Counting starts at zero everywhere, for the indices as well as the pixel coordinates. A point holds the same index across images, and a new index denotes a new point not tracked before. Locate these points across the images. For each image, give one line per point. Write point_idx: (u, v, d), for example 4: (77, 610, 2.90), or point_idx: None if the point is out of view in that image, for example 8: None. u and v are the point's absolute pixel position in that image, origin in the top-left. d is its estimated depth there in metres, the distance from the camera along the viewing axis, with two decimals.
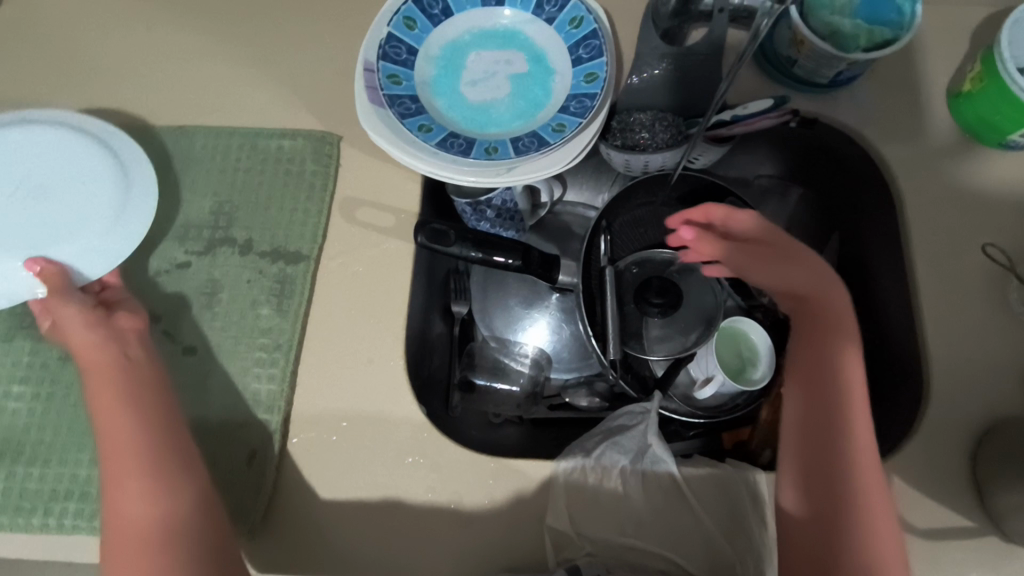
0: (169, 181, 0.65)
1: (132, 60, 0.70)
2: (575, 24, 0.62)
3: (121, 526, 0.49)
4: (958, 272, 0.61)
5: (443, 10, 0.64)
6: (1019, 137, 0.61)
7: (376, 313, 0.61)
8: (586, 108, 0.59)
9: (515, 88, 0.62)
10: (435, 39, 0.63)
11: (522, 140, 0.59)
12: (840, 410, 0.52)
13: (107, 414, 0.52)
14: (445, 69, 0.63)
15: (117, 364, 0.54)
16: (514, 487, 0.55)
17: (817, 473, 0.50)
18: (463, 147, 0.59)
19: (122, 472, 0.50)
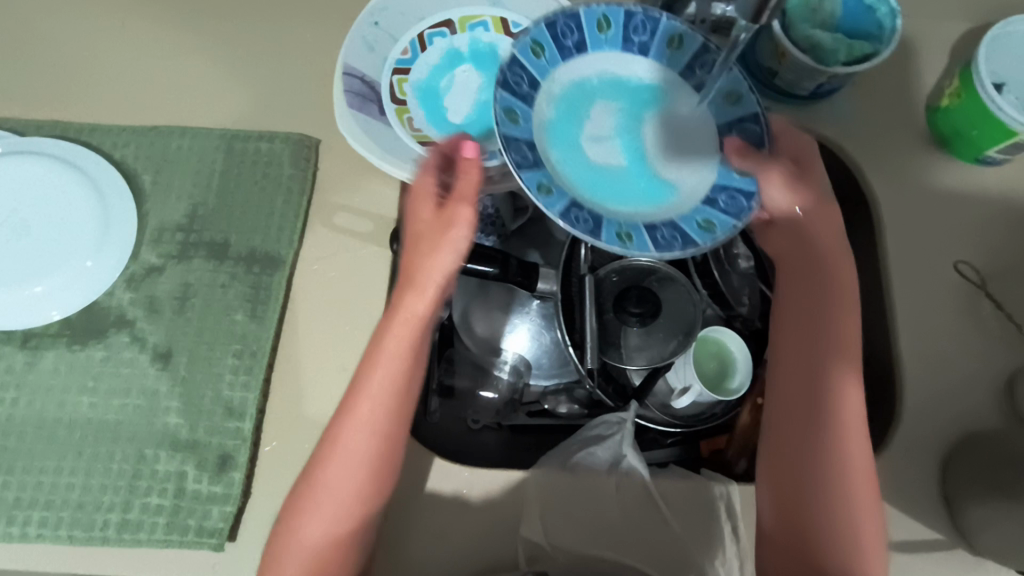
0: (144, 182, 0.64)
1: (109, 58, 0.69)
2: (731, 100, 0.54)
3: (333, 475, 0.50)
4: (932, 285, 0.61)
5: (574, 44, 0.54)
6: (994, 151, 0.61)
7: (352, 319, 0.60)
8: (740, 209, 0.51)
9: (642, 154, 0.52)
10: (554, 74, 0.53)
11: (658, 231, 0.49)
12: (819, 382, 0.53)
13: (373, 376, 0.50)
14: (565, 108, 0.52)
15: (410, 323, 0.49)
16: (486, 501, 0.55)
17: (794, 420, 0.54)
18: (588, 222, 0.48)
19: (358, 433, 0.50)
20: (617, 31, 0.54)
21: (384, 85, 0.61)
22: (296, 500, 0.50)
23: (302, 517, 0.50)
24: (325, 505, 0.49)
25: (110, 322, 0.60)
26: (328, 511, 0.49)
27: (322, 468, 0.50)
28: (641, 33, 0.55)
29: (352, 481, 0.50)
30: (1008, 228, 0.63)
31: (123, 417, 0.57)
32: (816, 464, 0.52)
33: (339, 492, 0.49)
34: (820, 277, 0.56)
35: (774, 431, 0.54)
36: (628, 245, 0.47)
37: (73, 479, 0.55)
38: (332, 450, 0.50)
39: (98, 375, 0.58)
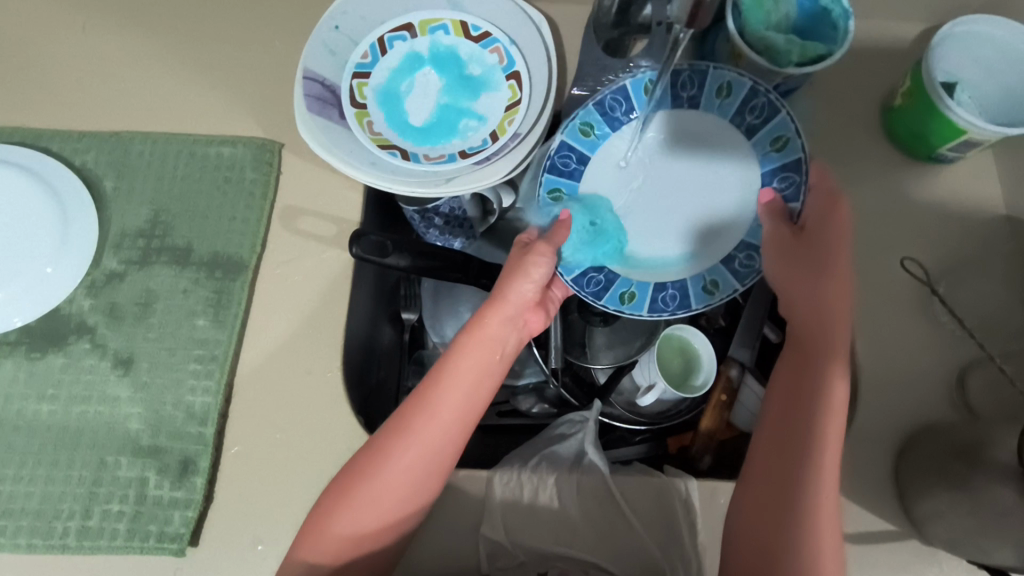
0: (105, 188, 0.64)
1: (69, 63, 0.68)
2: (778, 145, 0.61)
3: (379, 481, 0.51)
4: (887, 281, 0.63)
5: (625, 112, 0.64)
6: (947, 149, 0.62)
7: (315, 323, 0.60)
8: (752, 269, 0.61)
9: (674, 212, 0.64)
10: (612, 140, 0.65)
11: (665, 293, 0.63)
12: (808, 398, 0.51)
13: (448, 391, 0.53)
14: (618, 174, 0.65)
15: (490, 342, 0.55)
16: (450, 502, 0.56)
17: (777, 480, 0.50)
18: (603, 285, 0.63)
19: (417, 442, 0.51)
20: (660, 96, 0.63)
21: (344, 88, 0.61)
22: (339, 487, 0.51)
23: (335, 516, 0.50)
24: (366, 507, 0.51)
25: (70, 329, 0.59)
26: (367, 512, 0.51)
27: (370, 470, 0.51)
28: (688, 88, 0.62)
29: (409, 469, 0.51)
30: (963, 225, 0.64)
31: (84, 424, 0.57)
32: (791, 483, 0.49)
33: (384, 498, 0.51)
34: (822, 338, 0.53)
35: (752, 488, 0.51)
36: (628, 305, 0.63)
37: (32, 487, 0.55)
38: (381, 454, 0.51)
39: (58, 382, 0.58)
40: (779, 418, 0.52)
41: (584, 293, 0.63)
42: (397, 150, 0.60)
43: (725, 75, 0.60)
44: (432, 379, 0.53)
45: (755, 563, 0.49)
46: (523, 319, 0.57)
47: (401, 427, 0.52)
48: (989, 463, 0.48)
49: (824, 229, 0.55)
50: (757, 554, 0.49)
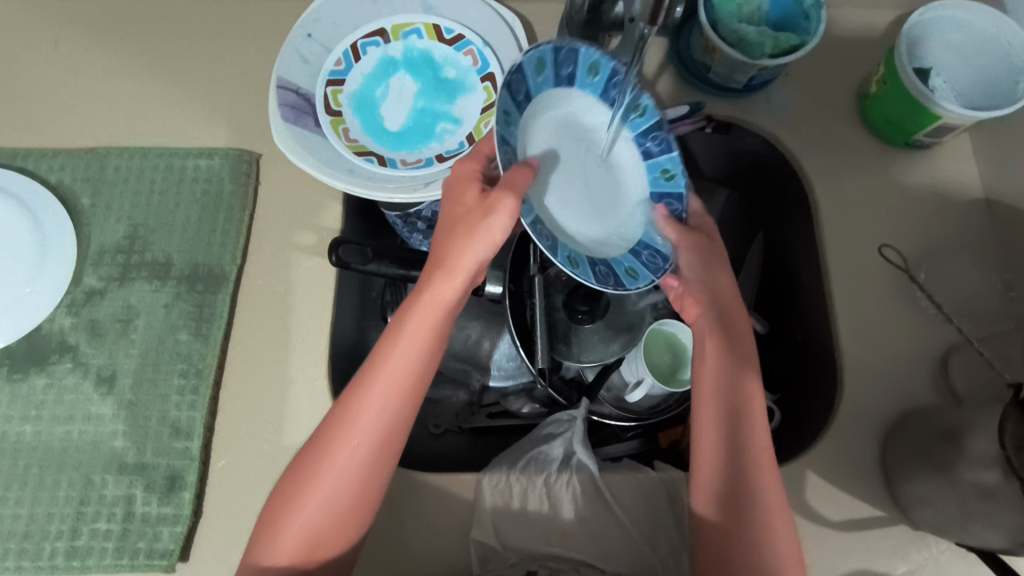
0: (82, 205, 0.64)
1: (42, 81, 0.68)
2: (666, 176, 0.57)
3: (326, 479, 0.48)
4: (868, 268, 0.63)
5: (568, 75, 0.55)
6: (922, 135, 0.63)
7: (298, 333, 0.60)
8: (659, 268, 0.57)
9: (584, 200, 0.56)
10: (544, 100, 0.55)
11: (598, 267, 0.55)
12: (737, 385, 0.53)
13: (384, 372, 0.50)
14: (539, 139, 0.55)
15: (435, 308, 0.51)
16: (441, 506, 0.56)
17: (720, 475, 0.51)
18: (550, 240, 0.52)
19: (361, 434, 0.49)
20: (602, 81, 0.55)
21: (319, 96, 0.61)
22: (286, 490, 0.49)
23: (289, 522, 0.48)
24: (317, 507, 0.48)
25: (51, 348, 0.59)
26: (317, 515, 0.48)
27: (316, 471, 0.49)
28: (621, 92, 0.55)
29: (359, 450, 0.49)
30: (942, 209, 0.64)
31: (68, 444, 0.56)
32: (735, 461, 0.50)
33: (333, 500, 0.48)
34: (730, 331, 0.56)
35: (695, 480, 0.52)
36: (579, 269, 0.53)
37: (18, 509, 0.54)
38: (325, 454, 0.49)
39: (41, 403, 0.57)
40: (700, 405, 0.53)
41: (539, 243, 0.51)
42: (373, 156, 0.60)
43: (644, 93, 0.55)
44: (374, 359, 0.50)
45: (714, 537, 0.50)
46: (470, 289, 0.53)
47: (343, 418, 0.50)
48: (970, 447, 0.48)
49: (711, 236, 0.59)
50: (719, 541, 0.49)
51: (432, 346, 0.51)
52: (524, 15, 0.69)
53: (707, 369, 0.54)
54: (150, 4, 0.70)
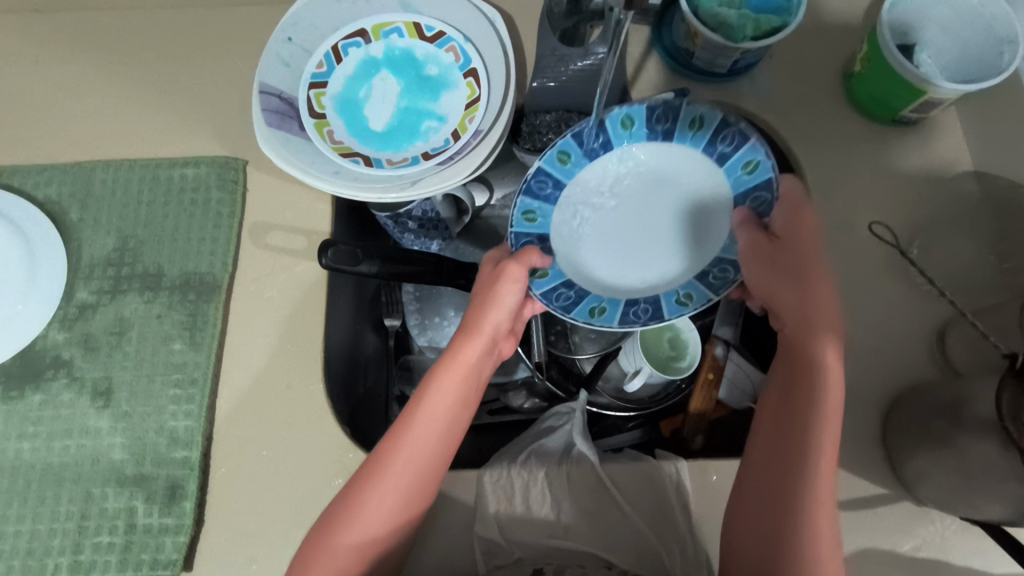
0: (70, 220, 0.63)
1: (25, 98, 0.67)
2: (748, 170, 0.58)
3: (361, 519, 0.49)
4: (861, 247, 0.63)
5: (602, 142, 0.60)
6: (908, 111, 0.63)
7: (293, 337, 0.60)
8: (726, 283, 0.60)
9: (648, 244, 0.62)
10: (590, 168, 0.61)
11: (637, 306, 0.61)
12: (805, 414, 0.49)
13: (430, 408, 0.52)
14: (589, 206, 0.62)
15: (463, 366, 0.53)
16: (443, 505, 0.56)
17: (778, 514, 0.48)
18: (575, 301, 0.61)
19: (400, 473, 0.49)
20: (638, 125, 0.60)
21: (301, 100, 0.61)
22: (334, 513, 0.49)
23: (318, 551, 0.49)
24: (350, 544, 0.48)
25: (46, 364, 0.59)
26: (351, 549, 0.48)
27: (353, 506, 0.49)
28: (663, 121, 0.59)
29: (402, 481, 0.49)
30: (933, 185, 0.64)
31: (67, 459, 0.56)
32: (789, 498, 0.48)
33: (365, 539, 0.49)
34: (813, 350, 0.50)
35: (742, 508, 0.50)
36: (599, 318, 0.61)
37: (20, 526, 0.54)
38: (365, 491, 0.49)
39: (38, 419, 0.57)
40: (768, 431, 0.51)
41: (552, 307, 0.60)
42: (359, 157, 0.60)
43: (697, 107, 0.58)
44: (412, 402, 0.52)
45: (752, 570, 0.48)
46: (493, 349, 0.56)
47: (382, 457, 0.50)
48: (970, 420, 0.48)
49: (797, 241, 0.54)
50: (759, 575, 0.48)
51: (470, 385, 0.54)
52: (505, 10, 0.68)
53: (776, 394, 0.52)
54: (128, 14, 0.70)
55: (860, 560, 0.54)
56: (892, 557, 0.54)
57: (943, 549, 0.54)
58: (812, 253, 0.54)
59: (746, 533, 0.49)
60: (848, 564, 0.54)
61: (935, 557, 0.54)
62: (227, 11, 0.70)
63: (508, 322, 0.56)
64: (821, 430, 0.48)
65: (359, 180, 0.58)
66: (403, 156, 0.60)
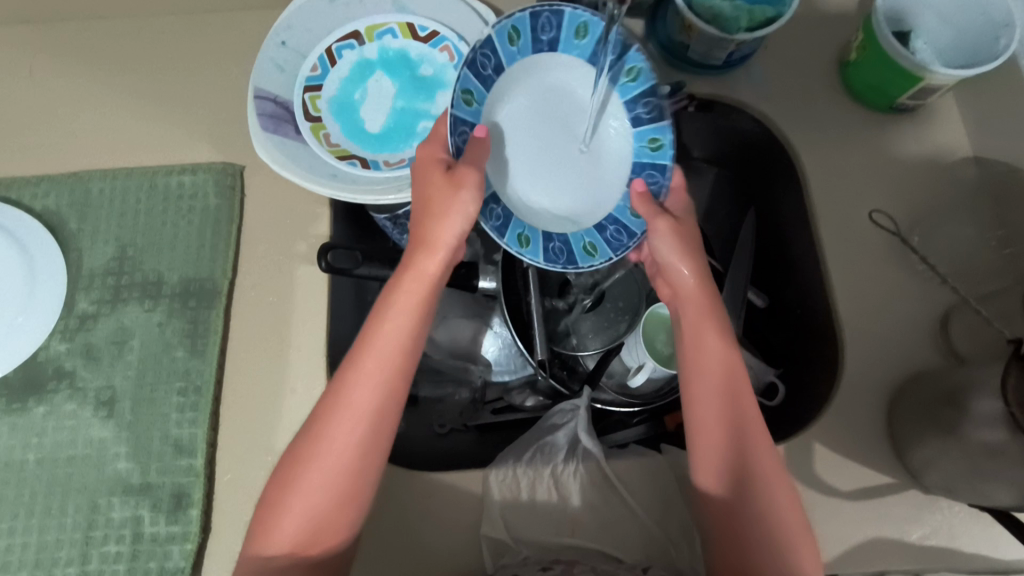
0: (68, 230, 0.63)
1: (21, 109, 0.67)
2: (653, 145, 0.58)
3: (314, 480, 0.48)
4: (862, 236, 0.63)
5: (550, 40, 0.57)
6: (906, 98, 0.62)
7: (295, 341, 0.60)
8: (620, 245, 0.58)
9: (549, 164, 0.60)
10: (534, 60, 0.58)
11: (552, 244, 0.58)
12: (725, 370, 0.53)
13: (380, 338, 0.50)
14: (520, 98, 0.59)
15: (419, 281, 0.52)
16: (451, 507, 0.55)
17: (727, 465, 0.51)
18: (502, 220, 0.57)
19: (345, 417, 0.49)
20: (589, 44, 0.57)
21: (297, 103, 0.61)
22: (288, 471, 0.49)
23: (278, 517, 0.48)
24: (311, 504, 0.48)
25: (48, 375, 0.59)
26: (319, 498, 0.48)
27: (299, 472, 0.48)
28: (611, 51, 0.57)
29: (354, 417, 0.49)
30: (932, 171, 0.64)
31: (72, 470, 0.56)
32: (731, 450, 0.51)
33: (322, 496, 0.48)
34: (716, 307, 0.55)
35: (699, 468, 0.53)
36: (525, 249, 0.56)
37: (27, 537, 0.54)
38: (309, 452, 0.49)
39: (42, 431, 0.57)
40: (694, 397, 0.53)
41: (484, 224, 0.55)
42: (357, 159, 0.60)
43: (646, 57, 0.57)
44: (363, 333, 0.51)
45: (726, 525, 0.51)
46: (452, 259, 0.53)
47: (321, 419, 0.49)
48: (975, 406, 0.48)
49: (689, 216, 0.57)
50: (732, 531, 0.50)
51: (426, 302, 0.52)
52: (497, 7, 0.68)
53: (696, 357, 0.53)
54: (120, 21, 0.70)
55: (868, 549, 0.54)
56: (901, 546, 0.54)
57: (951, 536, 0.54)
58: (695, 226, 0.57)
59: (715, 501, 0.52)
60: (858, 554, 0.54)
61: (944, 544, 0.54)
62: (219, 16, 0.70)
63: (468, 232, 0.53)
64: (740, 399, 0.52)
65: (356, 182, 0.58)
66: (399, 158, 0.60)
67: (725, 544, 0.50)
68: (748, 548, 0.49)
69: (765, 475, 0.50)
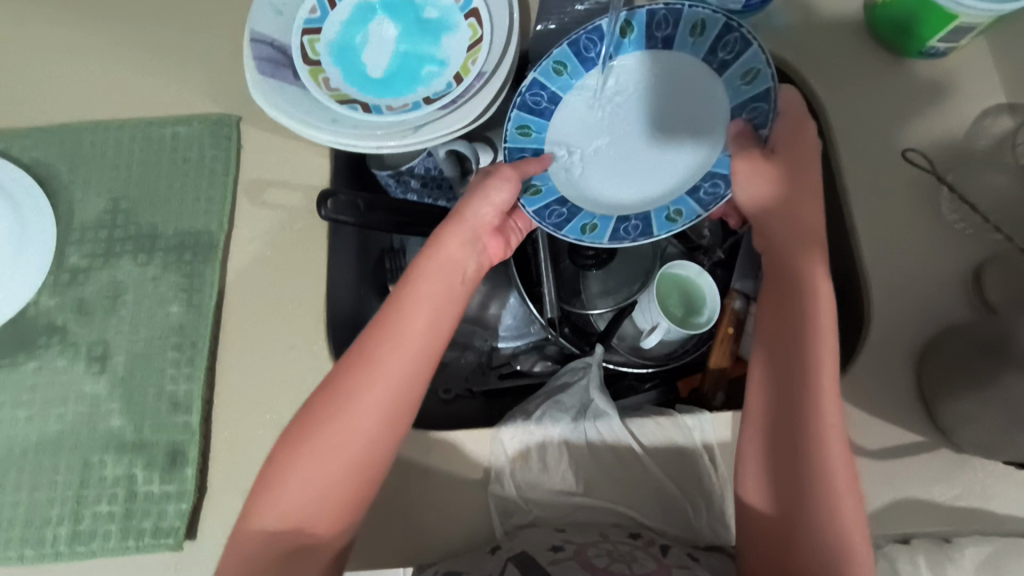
0: (59, 182, 0.61)
1: (10, 58, 0.65)
2: (746, 79, 0.54)
3: (323, 444, 0.47)
4: (889, 187, 0.59)
5: (601, 50, 0.58)
6: (937, 41, 0.59)
7: (295, 296, 0.58)
8: (715, 198, 0.55)
9: (630, 163, 0.59)
10: (589, 79, 0.59)
11: (627, 223, 0.57)
12: (802, 339, 0.49)
13: (401, 324, 0.49)
14: (579, 119, 0.60)
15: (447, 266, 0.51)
16: (456, 466, 0.53)
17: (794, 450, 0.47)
18: (564, 217, 0.56)
19: (360, 402, 0.47)
20: (639, 38, 0.58)
21: (295, 47, 0.58)
22: (285, 452, 0.47)
23: (279, 484, 0.47)
24: (307, 476, 0.46)
25: (39, 330, 0.56)
26: (319, 481, 0.46)
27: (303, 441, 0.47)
28: (663, 27, 0.57)
29: (363, 400, 0.47)
30: (962, 119, 0.61)
31: (63, 427, 0.54)
32: (797, 430, 0.47)
33: (326, 462, 0.46)
34: (802, 275, 0.50)
35: (746, 449, 0.49)
36: (589, 236, 0.56)
37: (17, 496, 0.52)
38: (325, 413, 0.47)
39: (33, 387, 0.55)
40: (762, 367, 0.50)
41: (544, 225, 0.56)
42: (357, 104, 0.57)
43: (698, 10, 0.55)
44: (383, 317, 0.50)
45: (769, 521, 0.47)
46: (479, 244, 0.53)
47: (346, 382, 0.48)
48: (1013, 355, 0.45)
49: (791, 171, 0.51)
50: (775, 527, 0.47)
51: (452, 291, 0.51)
52: None
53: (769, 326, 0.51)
54: None
55: (897, 511, 0.52)
56: (931, 508, 0.51)
57: (985, 497, 0.51)
58: (808, 178, 0.51)
59: (750, 500, 0.48)
60: (885, 515, 0.51)
61: (977, 506, 0.51)
62: None
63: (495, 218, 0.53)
64: (817, 369, 0.48)
65: (356, 127, 0.55)
66: (402, 102, 0.57)
67: (767, 543, 0.47)
68: (792, 547, 0.46)
69: (823, 453, 0.46)
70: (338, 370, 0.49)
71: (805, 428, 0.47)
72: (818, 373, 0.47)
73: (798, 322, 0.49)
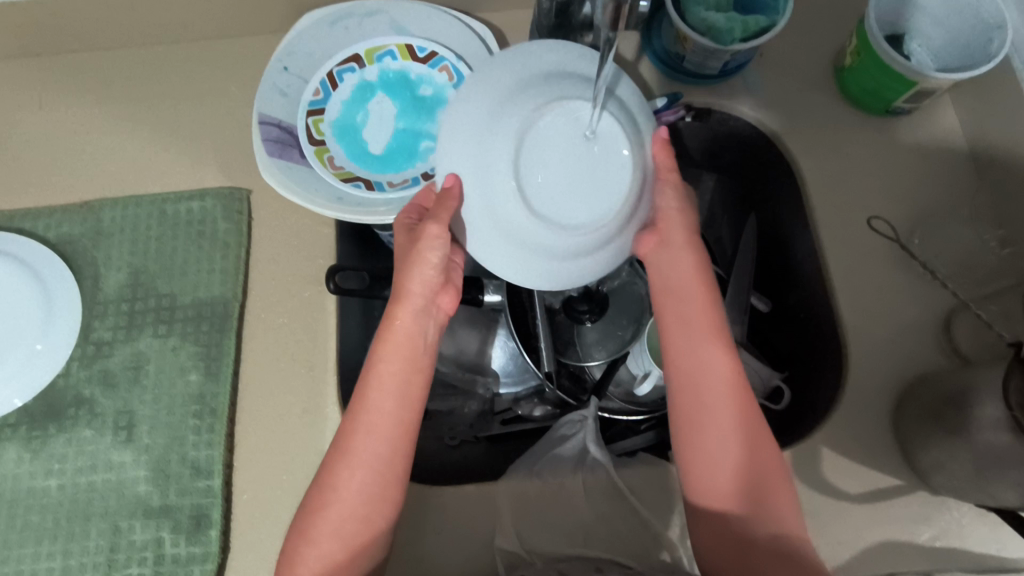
0: (81, 260, 0.65)
1: (31, 141, 0.68)
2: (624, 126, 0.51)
3: (326, 524, 0.49)
4: (863, 240, 0.63)
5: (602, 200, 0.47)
6: (901, 102, 0.63)
7: (306, 361, 0.61)
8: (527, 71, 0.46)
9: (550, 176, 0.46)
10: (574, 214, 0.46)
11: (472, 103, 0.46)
12: (711, 352, 0.52)
13: (371, 406, 0.50)
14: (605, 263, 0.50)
15: (408, 337, 0.52)
16: (462, 524, 0.56)
17: (728, 456, 0.50)
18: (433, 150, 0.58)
19: (350, 479, 0.49)
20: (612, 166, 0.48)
21: (300, 127, 0.62)
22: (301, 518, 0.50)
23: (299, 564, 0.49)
24: (324, 551, 0.49)
25: (67, 402, 0.60)
26: (324, 556, 0.48)
27: (317, 516, 0.49)
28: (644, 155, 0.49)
29: (336, 480, 0.50)
30: (928, 173, 0.65)
31: (93, 494, 0.58)
32: (726, 435, 0.50)
33: (337, 527, 0.49)
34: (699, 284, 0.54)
35: (698, 456, 0.50)
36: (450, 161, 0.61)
37: (51, 562, 0.56)
38: (323, 495, 0.50)
39: (62, 458, 0.59)
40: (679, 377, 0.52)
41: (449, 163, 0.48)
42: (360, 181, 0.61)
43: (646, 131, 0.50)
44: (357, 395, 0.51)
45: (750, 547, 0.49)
46: (432, 307, 0.53)
47: (337, 460, 0.50)
48: (978, 412, 0.49)
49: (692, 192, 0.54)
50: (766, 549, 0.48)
51: (411, 372, 0.52)
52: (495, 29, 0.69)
53: (678, 333, 0.53)
54: (124, 47, 0.71)
55: (879, 553, 0.55)
56: (909, 548, 0.55)
57: (960, 535, 0.55)
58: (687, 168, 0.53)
59: (713, 503, 0.50)
60: (868, 556, 0.55)
61: (953, 544, 0.55)
62: (224, 44, 0.71)
63: (435, 276, 0.51)
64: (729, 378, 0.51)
65: (358, 202, 0.59)
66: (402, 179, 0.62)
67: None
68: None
69: (757, 460, 0.50)
70: (326, 456, 0.51)
71: (735, 432, 0.50)
72: (722, 380, 0.51)
73: (703, 332, 0.53)
